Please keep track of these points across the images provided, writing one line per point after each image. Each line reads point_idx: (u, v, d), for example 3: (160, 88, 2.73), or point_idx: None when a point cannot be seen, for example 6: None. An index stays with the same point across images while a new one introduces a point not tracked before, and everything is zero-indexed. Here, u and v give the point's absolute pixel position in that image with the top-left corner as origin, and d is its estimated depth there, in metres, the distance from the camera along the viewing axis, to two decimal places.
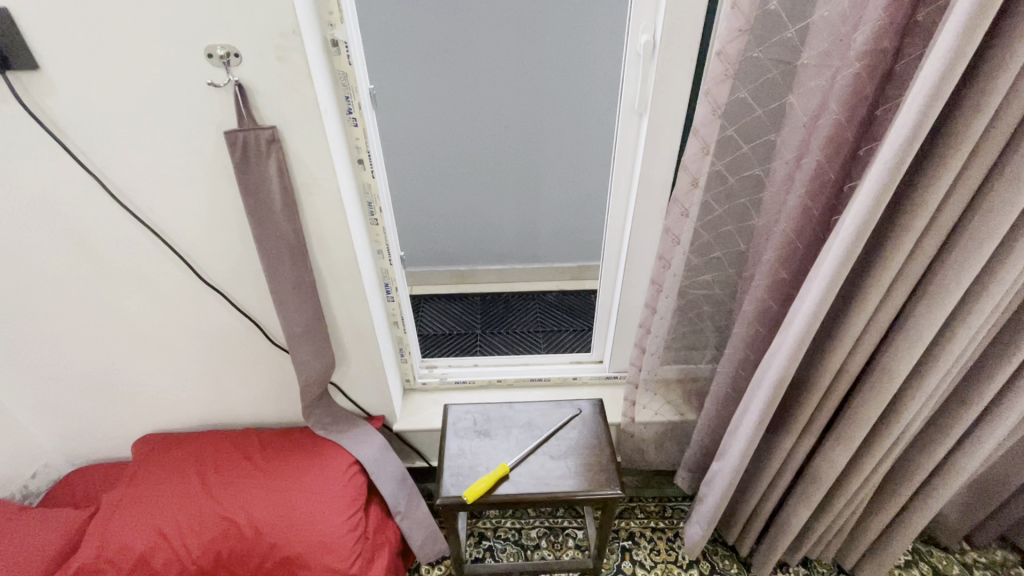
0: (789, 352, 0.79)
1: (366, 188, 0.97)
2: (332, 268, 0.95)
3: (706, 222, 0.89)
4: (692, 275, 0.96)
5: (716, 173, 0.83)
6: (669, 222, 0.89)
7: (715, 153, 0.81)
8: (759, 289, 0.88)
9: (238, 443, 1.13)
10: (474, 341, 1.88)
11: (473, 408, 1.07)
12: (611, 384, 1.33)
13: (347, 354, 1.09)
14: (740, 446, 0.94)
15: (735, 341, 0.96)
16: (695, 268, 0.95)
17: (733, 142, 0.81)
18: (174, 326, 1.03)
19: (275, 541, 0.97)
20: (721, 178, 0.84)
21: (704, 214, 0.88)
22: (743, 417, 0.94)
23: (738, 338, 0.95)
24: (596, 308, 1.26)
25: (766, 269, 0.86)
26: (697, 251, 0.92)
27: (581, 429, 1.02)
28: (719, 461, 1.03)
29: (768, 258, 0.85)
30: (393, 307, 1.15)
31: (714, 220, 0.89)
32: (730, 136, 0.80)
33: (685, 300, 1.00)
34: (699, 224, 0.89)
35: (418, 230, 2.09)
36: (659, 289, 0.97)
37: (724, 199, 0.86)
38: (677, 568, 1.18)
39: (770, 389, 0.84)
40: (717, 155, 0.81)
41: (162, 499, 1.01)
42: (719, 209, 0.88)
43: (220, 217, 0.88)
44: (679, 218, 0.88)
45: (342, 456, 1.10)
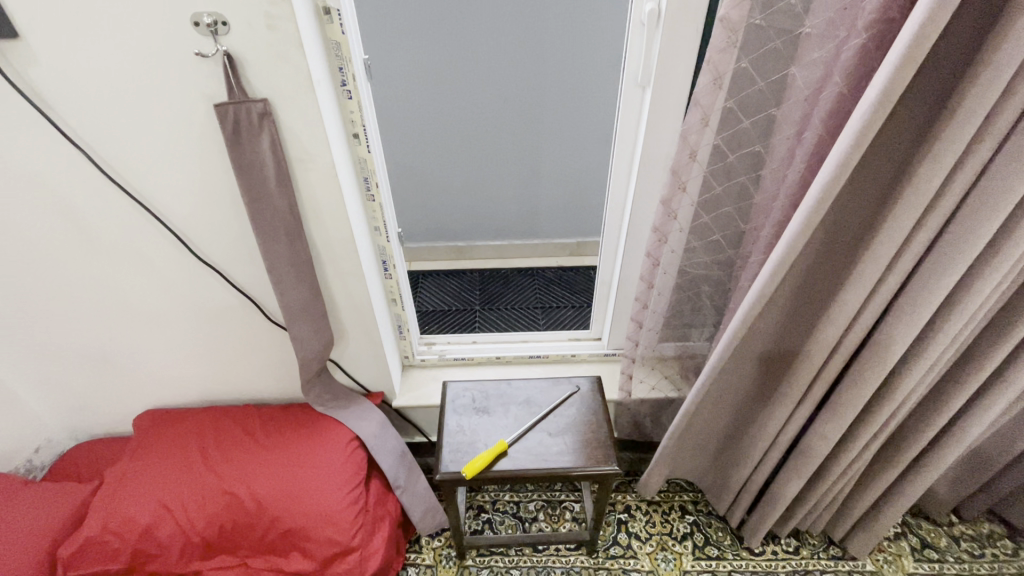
0: (748, 310, 0.80)
1: (362, 163, 0.95)
2: (329, 245, 0.94)
3: (705, 200, 0.87)
4: (691, 253, 0.95)
5: (716, 150, 0.81)
6: (665, 193, 0.86)
7: (715, 126, 0.78)
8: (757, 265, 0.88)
9: (238, 418, 1.13)
10: (472, 318, 1.89)
11: (471, 385, 1.07)
12: (610, 361, 1.34)
13: (345, 331, 1.09)
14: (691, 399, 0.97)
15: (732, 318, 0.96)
16: (695, 246, 0.94)
17: (734, 117, 0.78)
18: (171, 304, 1.03)
19: (277, 515, 0.99)
20: (720, 155, 0.82)
21: (704, 192, 0.86)
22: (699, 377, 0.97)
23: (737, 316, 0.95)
24: (595, 286, 1.26)
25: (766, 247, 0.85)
26: (698, 231, 0.92)
27: (579, 406, 1.02)
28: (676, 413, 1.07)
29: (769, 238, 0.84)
30: (390, 285, 1.14)
31: (713, 199, 0.87)
32: (732, 110, 0.77)
33: (684, 279, 0.99)
34: (698, 201, 0.87)
35: (416, 205, 2.07)
36: (655, 263, 0.95)
37: (724, 176, 0.85)
38: (671, 539, 1.21)
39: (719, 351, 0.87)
40: (718, 130, 0.79)
41: (164, 473, 1.02)
42: (718, 187, 0.86)
43: (213, 194, 0.86)
44: (676, 191, 0.85)
45: (341, 431, 1.11)
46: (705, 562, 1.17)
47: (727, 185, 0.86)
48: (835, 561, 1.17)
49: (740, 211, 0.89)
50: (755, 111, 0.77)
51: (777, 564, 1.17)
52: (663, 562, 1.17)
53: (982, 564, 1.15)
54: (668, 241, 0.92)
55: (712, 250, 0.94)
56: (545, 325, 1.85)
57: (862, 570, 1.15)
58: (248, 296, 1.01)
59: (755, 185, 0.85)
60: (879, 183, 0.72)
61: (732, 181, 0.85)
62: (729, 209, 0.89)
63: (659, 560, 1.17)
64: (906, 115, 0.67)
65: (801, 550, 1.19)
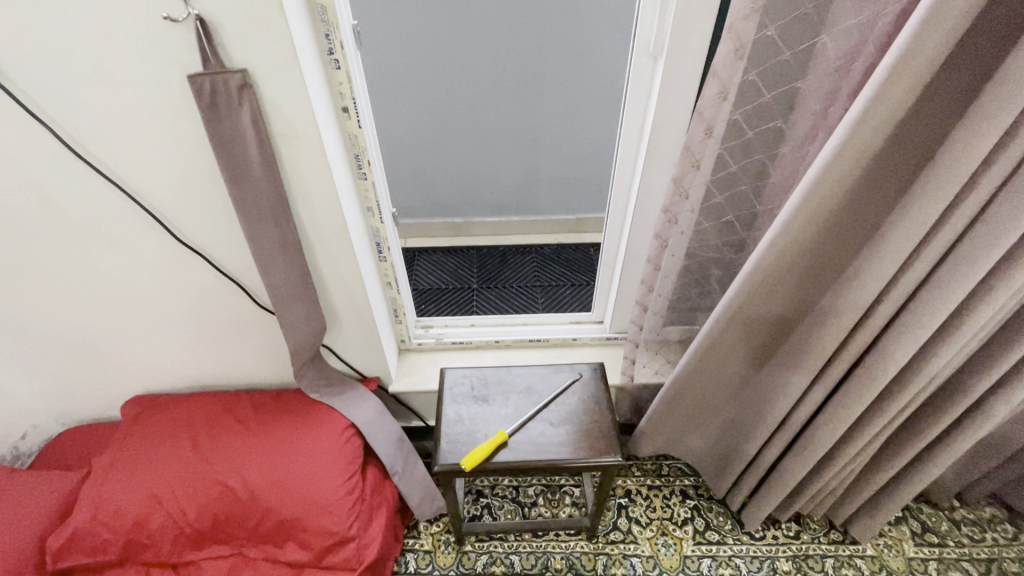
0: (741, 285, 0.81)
1: (353, 138, 0.89)
2: (319, 227, 0.89)
3: (718, 178, 0.82)
4: (701, 236, 0.90)
5: (733, 125, 0.75)
6: (678, 171, 0.80)
7: (733, 100, 0.72)
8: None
9: (229, 403, 1.09)
10: (469, 296, 1.84)
11: (471, 371, 1.04)
12: (612, 345, 1.30)
13: (338, 316, 1.05)
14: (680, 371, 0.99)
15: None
16: (705, 229, 0.89)
17: (755, 90, 0.72)
18: (154, 287, 0.98)
19: (271, 506, 0.97)
20: (738, 131, 0.76)
21: (718, 169, 0.81)
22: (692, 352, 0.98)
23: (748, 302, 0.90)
24: (597, 268, 1.21)
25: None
26: (710, 212, 0.86)
27: (580, 394, 0.99)
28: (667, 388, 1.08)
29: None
30: (385, 267, 1.09)
31: (728, 178, 0.82)
32: (753, 82, 0.71)
33: (693, 261, 0.94)
34: (711, 179, 0.82)
35: (412, 179, 2.00)
36: (663, 245, 0.90)
37: (741, 154, 0.79)
38: (672, 524, 1.20)
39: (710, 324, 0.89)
40: (736, 105, 0.73)
41: (153, 462, 0.99)
42: (734, 165, 0.80)
43: (193, 173, 0.81)
44: (690, 169, 0.79)
45: (336, 419, 1.07)
46: (705, 547, 1.16)
47: (743, 163, 0.80)
48: (836, 545, 1.16)
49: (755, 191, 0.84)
50: (778, 84, 0.71)
51: (778, 548, 1.16)
52: (663, 547, 1.16)
53: (982, 548, 1.15)
54: (678, 222, 0.86)
55: (724, 232, 0.90)
56: (544, 307, 1.80)
57: (863, 554, 1.14)
58: (235, 279, 0.96)
59: (773, 164, 0.80)
60: (909, 165, 0.67)
61: (749, 159, 0.80)
62: (744, 189, 0.83)
63: (659, 546, 1.16)
64: (944, 90, 0.62)
65: (802, 534, 1.18)
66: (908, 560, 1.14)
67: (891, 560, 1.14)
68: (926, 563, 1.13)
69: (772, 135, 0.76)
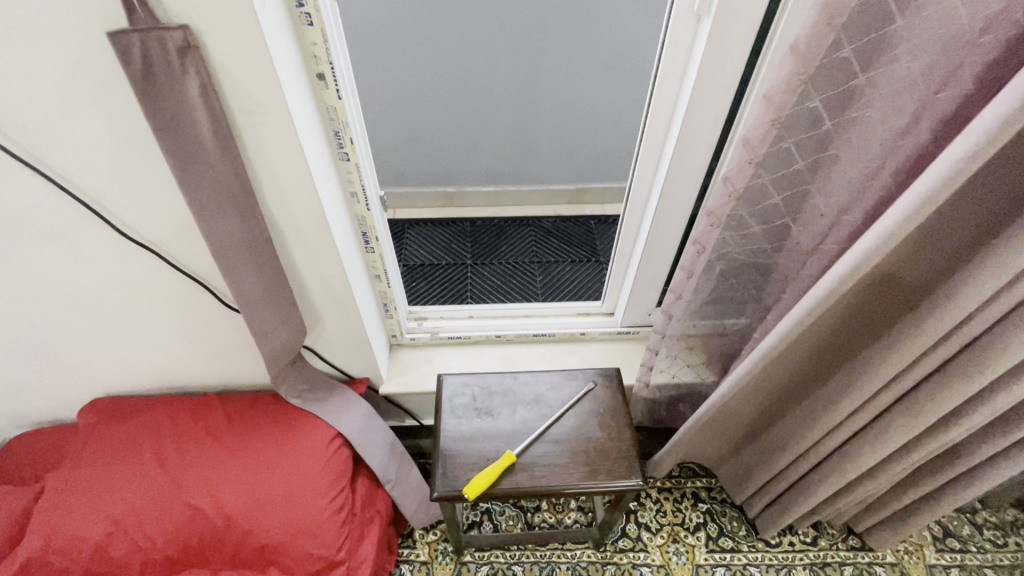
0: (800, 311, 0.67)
1: (331, 111, 0.73)
2: (293, 219, 0.75)
3: (778, 175, 0.66)
4: (743, 239, 0.76)
5: (808, 113, 0.59)
6: (732, 169, 0.64)
7: (812, 83, 0.56)
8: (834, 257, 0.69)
9: (199, 409, 0.97)
10: (464, 273, 1.72)
11: (472, 379, 0.92)
12: (624, 339, 1.20)
13: (321, 316, 0.92)
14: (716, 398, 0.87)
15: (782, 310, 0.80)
16: (749, 233, 0.75)
17: (844, 68, 0.55)
18: (102, 287, 0.83)
19: (251, 530, 0.87)
20: (810, 121, 0.59)
21: (779, 165, 0.64)
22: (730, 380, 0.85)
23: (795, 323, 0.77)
24: (613, 257, 1.09)
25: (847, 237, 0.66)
26: (759, 215, 0.71)
27: (595, 407, 0.88)
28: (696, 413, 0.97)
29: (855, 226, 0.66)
30: (373, 259, 0.96)
31: (790, 174, 0.65)
32: (844, 59, 0.54)
33: (729, 265, 0.81)
34: (767, 178, 0.66)
35: (399, 145, 1.83)
36: (701, 251, 0.76)
37: (812, 149, 0.62)
38: (683, 530, 1.13)
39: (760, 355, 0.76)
40: (816, 88, 0.56)
41: (114, 480, 0.88)
42: (800, 162, 0.64)
43: (134, 152, 0.65)
44: (748, 167, 0.64)
45: (321, 428, 0.96)
46: (719, 555, 1.10)
47: (815, 161, 0.64)
48: (854, 552, 1.11)
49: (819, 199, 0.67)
50: (877, 61, 0.54)
51: (794, 556, 1.10)
52: (675, 556, 1.09)
53: (1004, 554, 1.10)
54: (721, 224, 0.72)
55: (775, 237, 0.75)
56: (541, 292, 1.67)
57: (882, 562, 1.09)
58: (195, 276, 0.83)
59: (845, 169, 0.62)
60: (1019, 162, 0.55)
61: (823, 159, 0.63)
62: (807, 189, 0.67)
63: (670, 554, 1.10)
64: None
65: (819, 541, 1.12)
66: (928, 567, 1.09)
67: (911, 567, 1.09)
68: (948, 570, 1.08)
69: (855, 128, 0.59)
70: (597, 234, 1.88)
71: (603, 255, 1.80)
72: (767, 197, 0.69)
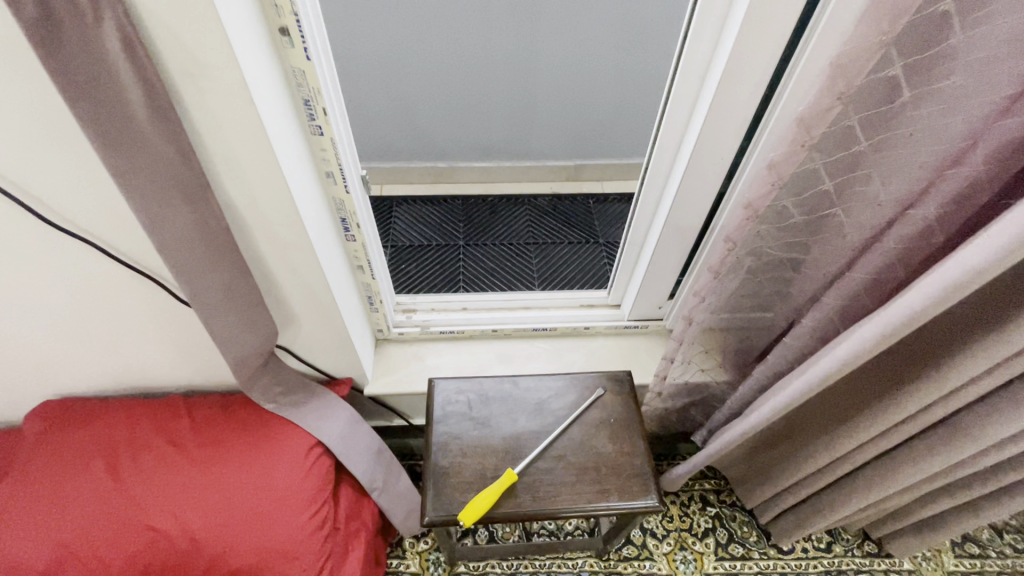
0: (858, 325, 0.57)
1: (298, 74, 0.60)
2: (256, 206, 0.63)
3: (833, 156, 0.56)
4: (781, 232, 0.66)
5: (884, 82, 0.49)
6: (779, 154, 0.57)
7: (896, 42, 0.47)
8: (893, 258, 0.60)
9: (158, 415, 0.87)
10: (456, 255, 1.61)
11: (467, 384, 0.83)
12: (631, 334, 1.11)
13: (297, 313, 0.81)
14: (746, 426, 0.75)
15: (816, 318, 0.70)
16: (789, 225, 0.65)
17: (938, 27, 0.45)
18: (30, 284, 0.71)
19: (219, 554, 0.78)
20: (881, 95, 0.50)
21: (838, 146, 0.55)
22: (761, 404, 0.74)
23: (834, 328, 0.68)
24: (625, 244, 0.99)
25: (905, 236, 0.57)
26: (805, 206, 0.62)
27: (604, 416, 0.79)
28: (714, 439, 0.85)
29: (923, 222, 0.55)
30: (354, 249, 0.84)
31: (848, 157, 0.56)
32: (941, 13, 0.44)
33: (760, 262, 0.71)
34: (819, 161, 0.57)
35: (385, 116, 1.69)
36: (732, 248, 0.69)
37: (875, 128, 0.52)
38: (691, 537, 1.07)
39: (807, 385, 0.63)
40: (900, 51, 0.47)
41: (62, 500, 0.78)
42: (862, 142, 0.54)
43: (49, 123, 0.52)
44: (800, 150, 0.57)
45: (298, 437, 0.86)
46: (728, 564, 1.04)
47: (879, 142, 0.53)
48: (870, 559, 1.05)
49: (879, 191, 0.57)
50: (978, 15, 0.43)
51: (807, 564, 1.05)
52: (682, 564, 1.03)
53: None
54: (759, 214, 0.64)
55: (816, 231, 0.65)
56: (538, 277, 1.56)
57: (899, 569, 1.04)
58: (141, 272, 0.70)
59: (916, 151, 0.52)
60: None
61: (888, 141, 0.53)
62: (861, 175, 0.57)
63: (677, 562, 1.03)
64: None
65: (834, 547, 1.07)
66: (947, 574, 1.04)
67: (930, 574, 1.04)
68: None
69: (936, 103, 0.48)
70: (596, 213, 1.77)
71: (602, 235, 1.69)
72: (816, 183, 0.59)
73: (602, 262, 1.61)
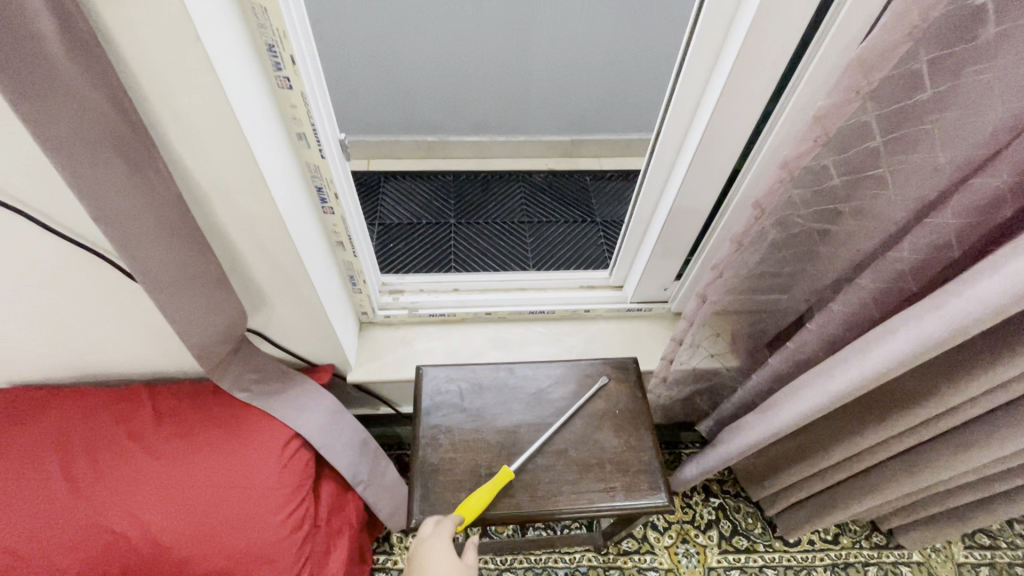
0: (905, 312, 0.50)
1: (259, 11, 0.50)
2: (214, 170, 0.54)
3: (888, 109, 0.48)
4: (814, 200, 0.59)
5: (964, 14, 0.40)
6: (829, 102, 0.49)
7: None
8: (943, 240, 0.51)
9: (116, 405, 0.78)
10: (446, 234, 1.52)
11: (457, 372, 0.76)
12: (633, 317, 1.04)
13: (268, 294, 0.73)
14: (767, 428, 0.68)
15: (847, 304, 0.62)
16: (824, 192, 0.57)
17: None
18: None
19: (188, 558, 0.72)
20: (961, 32, 0.41)
21: (895, 95, 0.47)
22: (783, 398, 0.67)
23: (867, 313, 0.61)
24: (629, 220, 0.91)
25: (963, 209, 0.48)
26: (846, 171, 0.54)
27: (608, 407, 0.73)
28: (729, 436, 0.78)
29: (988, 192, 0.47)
30: (333, 222, 0.76)
31: (905, 110, 0.47)
32: None
33: (785, 237, 0.64)
34: (872, 114, 0.48)
35: (370, 85, 1.59)
36: (760, 215, 0.62)
37: (943, 74, 0.44)
38: (693, 529, 1.02)
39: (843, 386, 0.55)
40: None
41: (6, 501, 0.70)
42: (925, 91, 0.45)
43: None
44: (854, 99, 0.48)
45: (273, 429, 0.78)
46: (732, 557, 0.99)
47: (943, 93, 0.45)
48: (879, 551, 1.01)
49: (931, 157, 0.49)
50: None
51: (814, 556, 1.00)
52: (684, 558, 0.98)
53: None
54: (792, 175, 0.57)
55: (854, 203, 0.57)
56: (532, 257, 1.48)
57: (908, 561, 1.00)
58: (73, 257, 0.60)
59: (989, 106, 0.43)
60: None
61: (953, 99, 0.45)
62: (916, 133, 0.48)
63: (679, 556, 0.99)
64: None
65: (841, 538, 1.02)
66: (957, 566, 1.00)
67: (939, 566, 1.00)
68: (978, 570, 1.00)
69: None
70: (593, 191, 1.69)
71: (598, 214, 1.61)
72: (864, 140, 0.51)
73: (599, 242, 1.53)
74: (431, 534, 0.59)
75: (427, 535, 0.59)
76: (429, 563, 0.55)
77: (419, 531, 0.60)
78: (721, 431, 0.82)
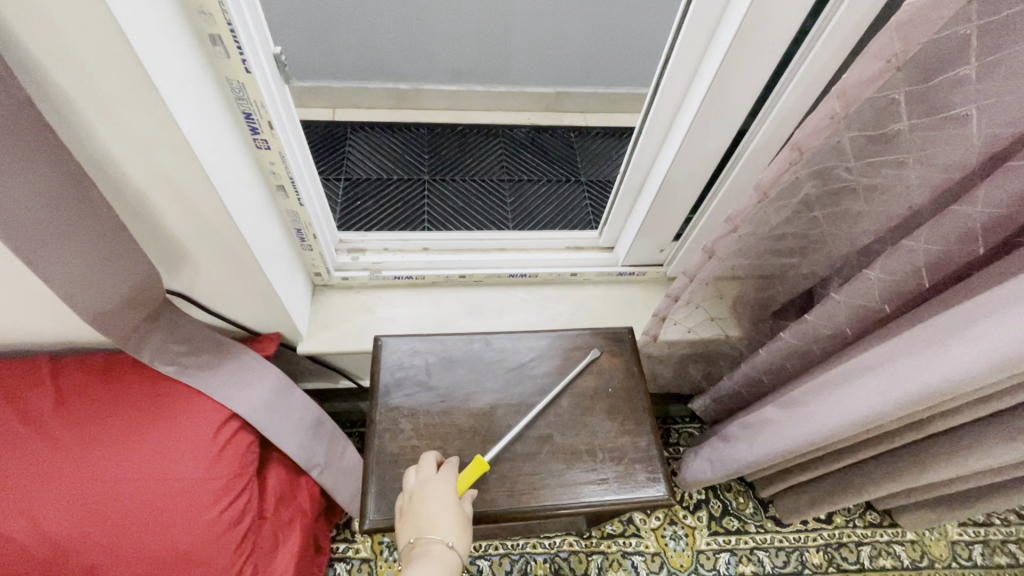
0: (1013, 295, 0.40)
1: None
2: (83, 76, 0.40)
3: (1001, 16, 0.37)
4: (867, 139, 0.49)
5: None
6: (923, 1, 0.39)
7: None
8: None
9: (8, 378, 0.64)
10: (419, 191, 1.38)
11: (424, 344, 0.64)
12: (624, 282, 0.94)
13: (186, 249, 0.59)
14: (803, 426, 0.60)
15: (893, 276, 0.52)
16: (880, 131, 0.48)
17: None
18: None
19: (98, 563, 0.60)
20: None
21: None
22: (818, 391, 0.59)
23: (912, 282, 0.51)
24: (624, 172, 0.79)
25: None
26: (916, 109, 0.44)
27: (600, 385, 0.63)
28: (748, 433, 0.71)
29: None
30: (270, 160, 0.62)
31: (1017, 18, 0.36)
32: None
33: (823, 186, 0.55)
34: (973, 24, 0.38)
35: (331, 20, 1.38)
36: (796, 158, 0.53)
37: None
38: (682, 510, 0.95)
39: (922, 389, 0.47)
40: None
41: None
42: None
43: None
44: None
45: (202, 411, 0.66)
46: (722, 539, 0.93)
47: None
48: (872, 530, 0.96)
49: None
50: None
51: (807, 536, 0.95)
52: (672, 541, 0.92)
53: None
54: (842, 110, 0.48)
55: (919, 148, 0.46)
56: (512, 217, 1.35)
57: (902, 540, 0.96)
58: None
59: None
60: None
61: None
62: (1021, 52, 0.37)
63: (667, 539, 0.92)
64: None
65: (834, 517, 0.97)
66: (951, 544, 0.96)
67: (933, 545, 0.95)
68: (971, 548, 0.96)
69: None
70: (578, 148, 1.55)
71: (584, 173, 1.48)
72: (955, 60, 0.40)
73: (584, 202, 1.41)
74: (437, 476, 0.53)
75: (431, 478, 0.53)
76: (433, 508, 0.50)
77: (420, 470, 0.54)
78: (736, 426, 0.74)
